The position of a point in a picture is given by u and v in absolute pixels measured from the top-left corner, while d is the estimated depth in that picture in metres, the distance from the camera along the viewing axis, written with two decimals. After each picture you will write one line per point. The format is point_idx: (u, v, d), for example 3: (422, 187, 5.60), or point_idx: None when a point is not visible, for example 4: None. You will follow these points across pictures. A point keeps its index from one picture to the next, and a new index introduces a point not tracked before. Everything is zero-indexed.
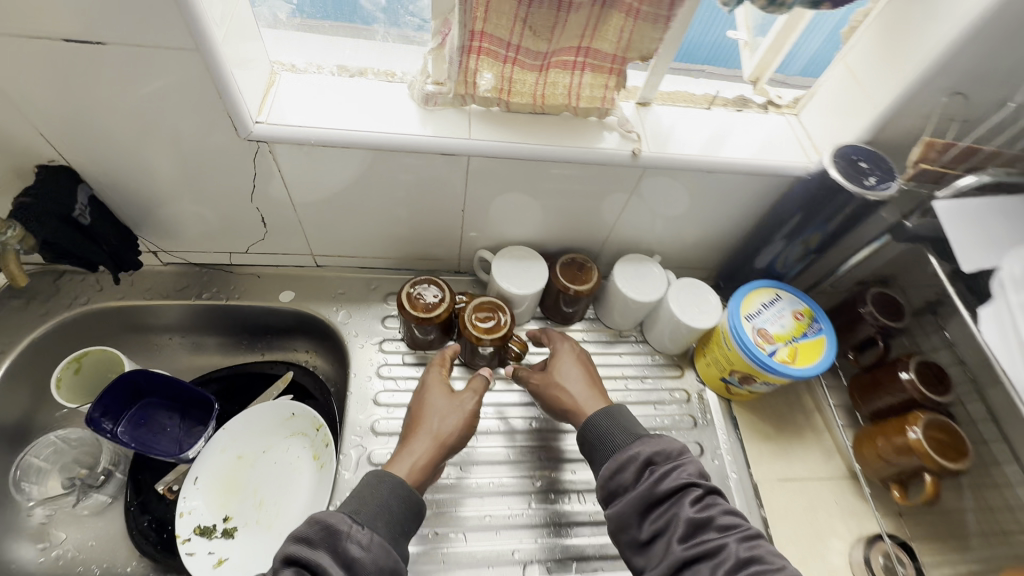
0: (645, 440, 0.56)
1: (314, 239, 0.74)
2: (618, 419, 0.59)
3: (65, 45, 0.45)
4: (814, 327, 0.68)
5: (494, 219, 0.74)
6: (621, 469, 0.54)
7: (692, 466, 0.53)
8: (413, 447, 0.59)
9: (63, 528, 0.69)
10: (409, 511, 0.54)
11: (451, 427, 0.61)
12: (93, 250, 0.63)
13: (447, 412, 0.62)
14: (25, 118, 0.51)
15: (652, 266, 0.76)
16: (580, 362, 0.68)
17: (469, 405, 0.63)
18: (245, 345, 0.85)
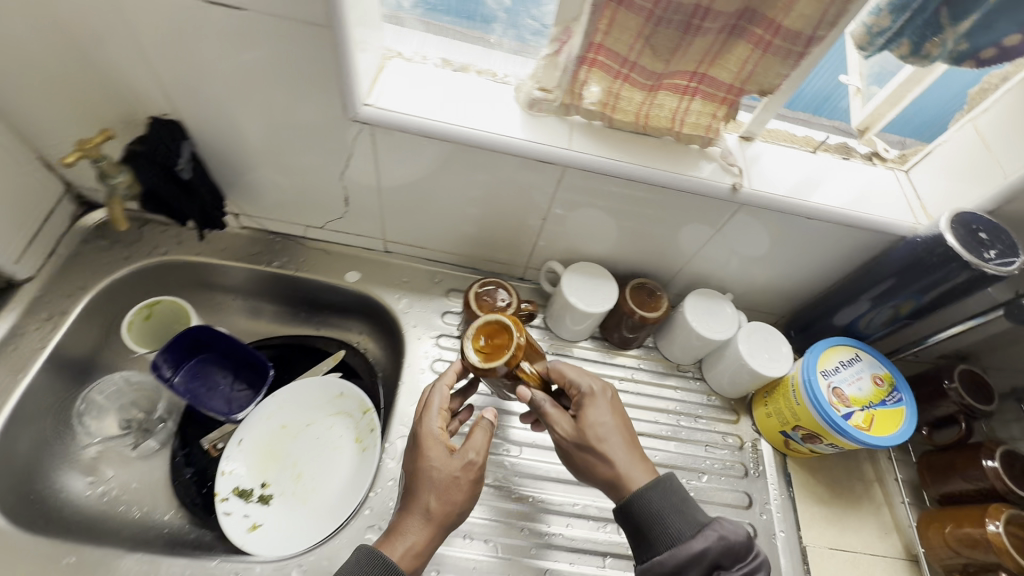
0: (707, 533, 0.49)
1: (391, 225, 0.75)
2: (675, 502, 0.52)
3: (209, 7, 0.47)
4: (894, 396, 0.64)
5: (571, 230, 0.73)
6: (679, 568, 0.48)
7: (761, 572, 0.48)
8: (414, 533, 0.52)
9: (111, 466, 0.70)
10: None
11: (449, 505, 0.53)
12: (189, 204, 0.66)
13: (451, 487, 0.54)
14: (155, 69, 0.53)
15: (725, 304, 0.73)
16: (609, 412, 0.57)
17: (472, 479, 0.55)
18: (302, 318, 0.86)
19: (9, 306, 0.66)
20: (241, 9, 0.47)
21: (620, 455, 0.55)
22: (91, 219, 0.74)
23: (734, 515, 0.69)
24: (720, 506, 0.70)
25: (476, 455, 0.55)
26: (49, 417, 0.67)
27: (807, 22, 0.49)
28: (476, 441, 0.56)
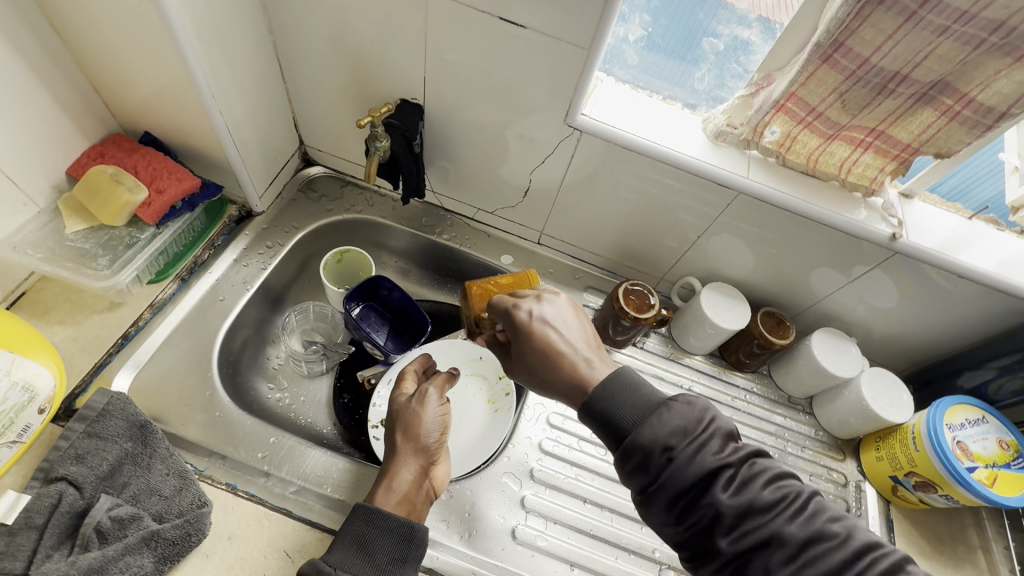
0: (659, 415, 0.44)
1: (553, 220, 0.85)
2: (623, 389, 0.46)
3: (496, 22, 0.60)
4: (1018, 461, 0.67)
5: (716, 252, 0.80)
6: (641, 461, 0.43)
7: (716, 439, 0.43)
8: (392, 480, 0.59)
9: (287, 378, 0.82)
10: (401, 534, 0.54)
11: (428, 438, 0.63)
12: (410, 169, 0.77)
13: (414, 421, 0.63)
14: (428, 62, 0.67)
15: (851, 346, 0.78)
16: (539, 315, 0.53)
17: (432, 413, 0.64)
18: (448, 288, 0.97)
19: (244, 231, 0.81)
20: (522, 27, 0.59)
21: (578, 350, 0.51)
22: (308, 172, 0.91)
23: None
24: None
25: (432, 390, 0.66)
26: (254, 327, 0.81)
27: (1002, 100, 0.55)
28: (437, 379, 0.67)
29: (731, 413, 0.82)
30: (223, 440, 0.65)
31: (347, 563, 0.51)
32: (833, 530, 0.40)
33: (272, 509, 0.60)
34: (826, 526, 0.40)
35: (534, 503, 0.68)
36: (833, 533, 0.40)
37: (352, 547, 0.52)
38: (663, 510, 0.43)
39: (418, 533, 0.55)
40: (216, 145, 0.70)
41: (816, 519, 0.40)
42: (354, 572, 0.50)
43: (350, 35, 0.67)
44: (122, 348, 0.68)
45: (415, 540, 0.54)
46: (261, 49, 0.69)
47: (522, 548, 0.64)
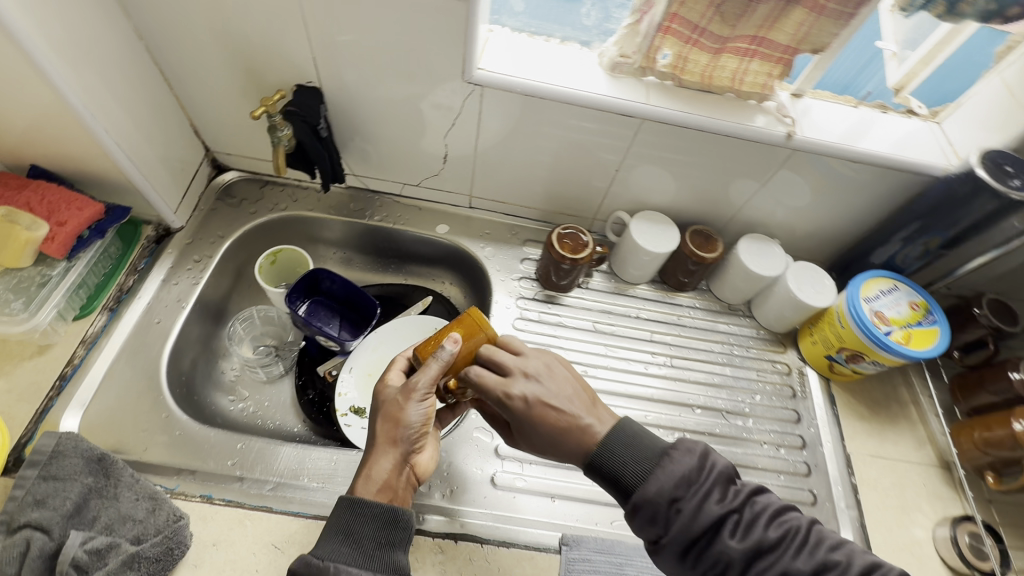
0: (662, 468, 0.47)
1: (479, 181, 0.86)
2: (625, 442, 0.49)
3: None
4: (929, 317, 0.74)
5: (639, 183, 0.83)
6: (649, 514, 0.47)
7: (719, 487, 0.47)
8: (369, 470, 0.55)
9: (246, 388, 0.82)
10: (388, 519, 0.53)
11: (409, 430, 0.56)
12: (324, 155, 0.76)
13: (394, 413, 0.56)
14: (313, 43, 0.66)
15: (774, 246, 0.83)
16: (567, 373, 0.56)
17: (416, 405, 0.57)
18: (393, 268, 0.98)
19: (167, 250, 0.79)
20: None
21: (573, 415, 0.52)
22: (222, 179, 0.88)
23: (785, 427, 0.79)
24: (771, 420, 0.80)
25: (420, 381, 0.57)
26: (201, 344, 0.79)
27: None
28: (427, 371, 0.56)
29: (678, 331, 0.87)
30: (189, 455, 0.64)
31: (335, 553, 0.50)
32: (834, 559, 0.44)
33: (252, 509, 0.60)
34: (829, 556, 0.44)
35: (508, 450, 0.71)
36: (835, 562, 0.44)
37: (338, 536, 0.51)
38: (675, 557, 0.47)
39: (403, 516, 0.53)
40: (112, 166, 0.67)
41: (819, 551, 0.44)
42: (346, 562, 0.50)
43: (226, 26, 0.64)
44: (63, 390, 0.66)
45: (403, 524, 0.53)
46: (136, 57, 0.66)
47: (503, 492, 0.68)
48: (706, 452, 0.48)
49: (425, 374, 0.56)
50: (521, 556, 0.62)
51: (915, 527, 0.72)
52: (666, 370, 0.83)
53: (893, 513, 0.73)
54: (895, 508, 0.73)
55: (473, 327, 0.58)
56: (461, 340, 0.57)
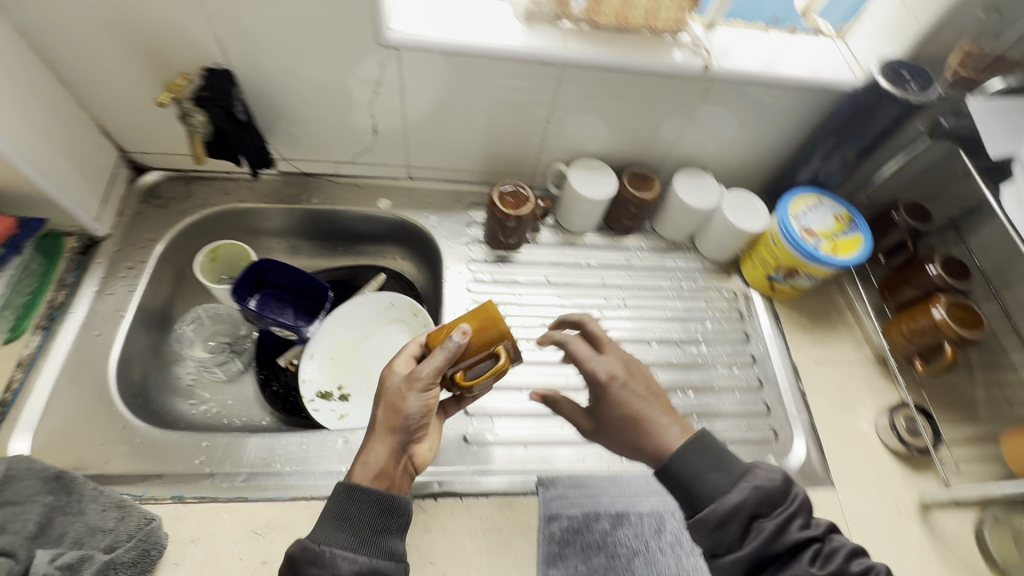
0: (744, 485, 0.49)
1: (414, 150, 0.85)
2: (705, 451, 0.51)
3: None
4: (852, 227, 0.79)
5: (572, 132, 0.84)
6: (723, 525, 0.48)
7: (801, 515, 0.48)
8: (367, 456, 0.55)
9: (206, 390, 0.80)
10: (383, 506, 0.52)
11: (408, 420, 0.55)
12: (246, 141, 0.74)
13: (395, 402, 0.55)
14: (213, 21, 0.63)
15: (707, 179, 0.86)
16: (649, 372, 0.58)
17: (418, 395, 0.56)
18: (341, 251, 0.96)
19: (96, 260, 0.75)
20: None
21: (653, 423, 0.54)
22: (145, 180, 0.84)
23: (736, 348, 0.84)
24: (723, 344, 0.84)
25: (423, 369, 0.55)
26: (150, 351, 0.77)
27: None
28: (432, 359, 0.56)
29: (628, 273, 0.90)
30: (154, 461, 0.63)
31: (331, 537, 0.50)
32: None
33: (227, 502, 0.60)
34: None
35: (477, 407, 0.72)
36: None
37: (332, 523, 0.51)
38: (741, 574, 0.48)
39: (400, 501, 0.54)
40: (17, 177, 0.63)
41: None
42: (342, 547, 0.50)
43: (114, 13, 0.61)
44: (7, 416, 0.63)
45: (398, 510, 0.53)
46: (20, 56, 0.62)
47: (477, 447, 0.69)
48: (789, 477, 0.50)
49: (431, 363, 0.55)
50: (501, 504, 0.65)
51: (859, 420, 0.79)
52: (621, 312, 0.85)
53: (838, 410, 0.79)
54: (840, 405, 0.80)
55: (485, 322, 0.57)
56: (470, 332, 0.56)
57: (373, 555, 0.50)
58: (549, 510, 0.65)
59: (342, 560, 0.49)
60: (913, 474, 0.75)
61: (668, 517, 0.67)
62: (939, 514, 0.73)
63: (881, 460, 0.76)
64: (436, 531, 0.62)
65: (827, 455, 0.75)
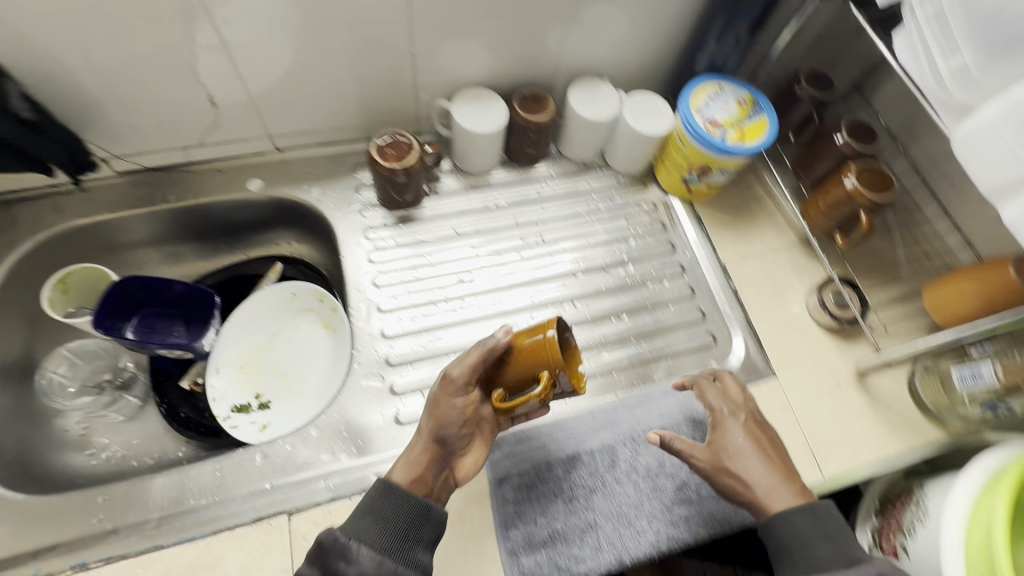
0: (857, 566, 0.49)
1: (270, 115, 0.73)
2: (817, 516, 0.52)
3: None
4: (757, 109, 0.74)
5: (445, 61, 0.73)
6: None
7: None
8: (409, 455, 0.55)
9: (103, 435, 0.71)
10: (418, 514, 0.51)
11: (446, 428, 0.55)
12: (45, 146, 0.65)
13: (435, 405, 0.55)
14: None
15: (603, 87, 0.79)
16: (771, 428, 0.60)
17: (454, 400, 0.54)
18: (226, 248, 0.85)
19: None
20: None
21: (765, 483, 0.55)
22: None
23: (663, 260, 0.81)
24: (649, 258, 0.81)
25: (456, 371, 0.55)
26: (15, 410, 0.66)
27: None
28: (466, 360, 0.55)
29: (541, 206, 0.83)
30: (40, 532, 0.55)
31: (364, 534, 0.49)
32: None
33: (138, 555, 0.54)
34: None
35: (405, 384, 0.67)
36: None
37: (365, 518, 0.50)
38: None
39: (435, 512, 0.52)
40: None
41: None
42: (372, 546, 0.48)
43: None
44: None
45: (434, 521, 0.51)
46: None
47: (411, 426, 0.65)
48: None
49: (465, 360, 0.54)
50: None
51: (792, 305, 0.79)
52: (540, 249, 0.80)
53: (770, 300, 0.78)
54: (771, 294, 0.79)
55: (536, 341, 0.52)
56: (513, 337, 0.54)
57: (400, 561, 0.48)
58: (499, 472, 0.62)
59: (365, 558, 0.47)
60: (846, 345, 0.76)
61: (620, 446, 0.65)
62: (873, 376, 0.75)
63: (816, 339, 0.76)
64: None
65: (766, 346, 0.75)
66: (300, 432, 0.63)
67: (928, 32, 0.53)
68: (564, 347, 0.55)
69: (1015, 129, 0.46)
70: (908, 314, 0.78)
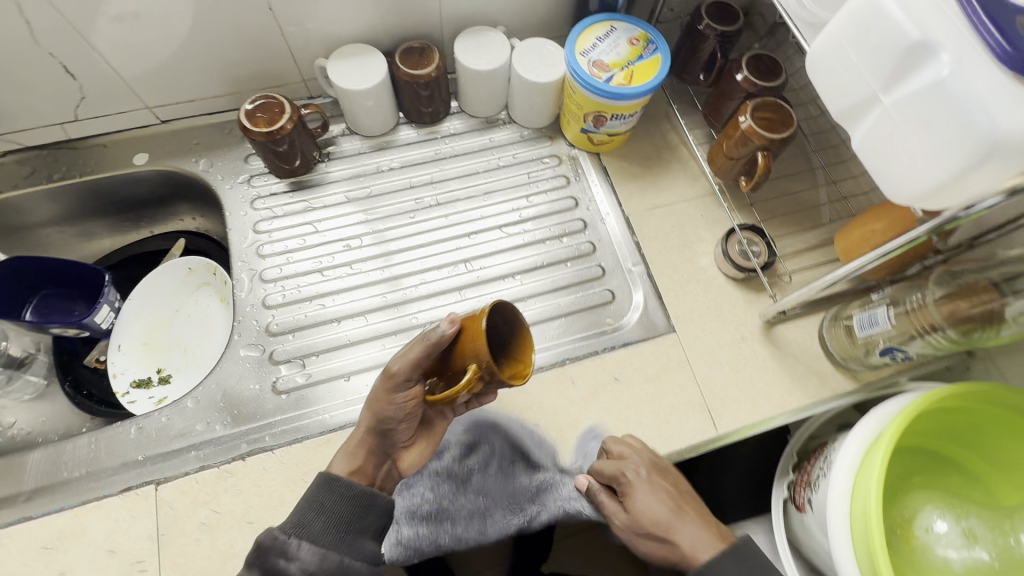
0: None
1: (140, 85, 0.71)
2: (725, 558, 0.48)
3: None
4: (649, 49, 0.69)
5: (312, 16, 0.69)
6: None
7: None
8: (348, 447, 0.54)
9: (10, 414, 0.72)
10: (360, 504, 0.49)
11: (386, 422, 0.53)
12: None
13: (377, 398, 0.53)
14: None
15: (492, 35, 0.75)
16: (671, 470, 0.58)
17: (394, 395, 0.52)
18: (130, 226, 0.85)
19: None
20: None
21: (685, 534, 0.52)
22: None
23: (566, 216, 0.78)
24: (552, 215, 0.78)
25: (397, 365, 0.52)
26: None
27: None
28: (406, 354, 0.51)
29: (438, 167, 0.80)
30: None
31: (303, 530, 0.46)
32: None
33: (6, 526, 0.55)
34: None
35: (286, 352, 0.67)
36: None
37: (308, 514, 0.47)
38: None
39: (380, 499, 0.50)
40: None
41: None
42: (314, 542, 0.46)
43: None
44: None
45: (380, 509, 0.50)
46: None
47: (289, 395, 0.64)
48: None
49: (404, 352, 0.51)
50: (316, 445, 0.60)
51: (700, 257, 0.75)
52: (435, 211, 0.77)
53: (677, 253, 0.75)
54: (678, 246, 0.75)
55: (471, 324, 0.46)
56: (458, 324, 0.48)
57: (345, 553, 0.47)
58: None
59: (307, 552, 0.45)
60: (753, 296, 0.73)
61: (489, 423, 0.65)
62: (782, 328, 0.72)
63: (722, 291, 0.73)
64: (247, 491, 0.57)
65: (667, 301, 0.72)
66: (177, 404, 0.63)
67: None
68: (513, 325, 0.48)
69: (855, 39, 0.41)
70: (823, 261, 0.73)
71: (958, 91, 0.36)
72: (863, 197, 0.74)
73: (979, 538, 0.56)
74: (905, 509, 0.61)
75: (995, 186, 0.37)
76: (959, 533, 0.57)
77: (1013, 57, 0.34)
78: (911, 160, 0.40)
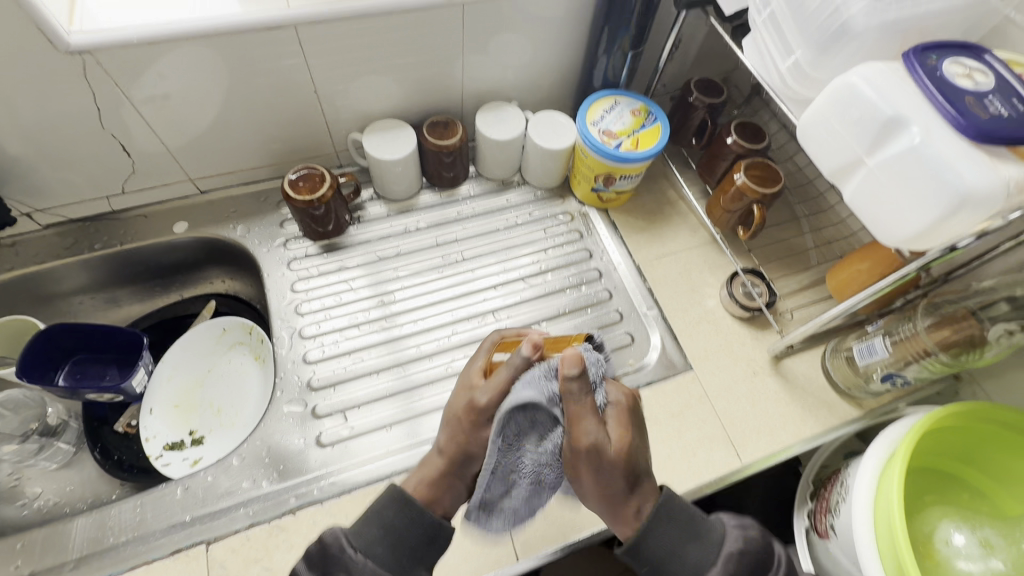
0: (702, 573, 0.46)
1: (187, 160, 0.77)
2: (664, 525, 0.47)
3: None
4: (650, 119, 0.79)
5: (351, 96, 0.77)
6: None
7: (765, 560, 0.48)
8: (423, 467, 0.53)
9: (36, 484, 0.71)
10: (428, 534, 0.49)
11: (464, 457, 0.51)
12: None
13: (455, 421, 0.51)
14: None
15: (509, 109, 0.84)
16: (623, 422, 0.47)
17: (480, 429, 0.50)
18: (161, 291, 0.87)
19: None
20: None
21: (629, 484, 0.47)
22: None
23: (582, 267, 0.84)
24: (567, 266, 0.84)
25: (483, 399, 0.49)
26: None
27: None
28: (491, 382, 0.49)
29: (460, 226, 0.87)
30: None
31: (370, 541, 0.48)
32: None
33: None
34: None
35: (327, 407, 0.69)
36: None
37: (375, 528, 0.49)
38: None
39: (445, 532, 0.50)
40: None
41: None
42: (377, 557, 0.47)
43: None
44: None
45: (442, 541, 0.50)
46: None
47: (332, 447, 0.66)
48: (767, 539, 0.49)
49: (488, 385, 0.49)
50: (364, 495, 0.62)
51: (707, 299, 0.82)
52: (460, 267, 0.83)
53: (685, 297, 0.81)
54: (686, 291, 0.82)
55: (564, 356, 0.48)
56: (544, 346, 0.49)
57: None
58: None
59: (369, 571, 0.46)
60: (759, 333, 0.79)
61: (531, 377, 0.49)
62: (789, 361, 0.78)
63: (730, 330, 0.79)
64: (298, 546, 0.58)
65: (681, 341, 0.78)
66: (222, 462, 0.64)
67: (767, 39, 0.58)
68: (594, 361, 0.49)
69: (838, 114, 0.50)
70: (817, 298, 0.81)
71: (931, 154, 0.44)
72: (846, 242, 0.83)
73: (996, 546, 0.60)
74: (924, 526, 0.65)
75: (970, 229, 0.45)
76: (977, 544, 0.61)
77: (968, 126, 0.43)
78: (899, 211, 0.48)
